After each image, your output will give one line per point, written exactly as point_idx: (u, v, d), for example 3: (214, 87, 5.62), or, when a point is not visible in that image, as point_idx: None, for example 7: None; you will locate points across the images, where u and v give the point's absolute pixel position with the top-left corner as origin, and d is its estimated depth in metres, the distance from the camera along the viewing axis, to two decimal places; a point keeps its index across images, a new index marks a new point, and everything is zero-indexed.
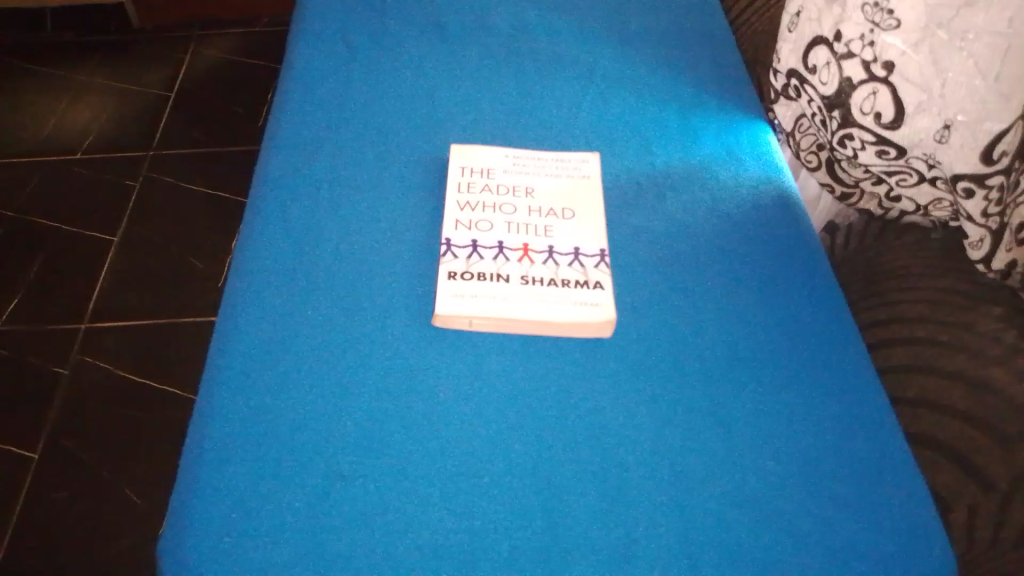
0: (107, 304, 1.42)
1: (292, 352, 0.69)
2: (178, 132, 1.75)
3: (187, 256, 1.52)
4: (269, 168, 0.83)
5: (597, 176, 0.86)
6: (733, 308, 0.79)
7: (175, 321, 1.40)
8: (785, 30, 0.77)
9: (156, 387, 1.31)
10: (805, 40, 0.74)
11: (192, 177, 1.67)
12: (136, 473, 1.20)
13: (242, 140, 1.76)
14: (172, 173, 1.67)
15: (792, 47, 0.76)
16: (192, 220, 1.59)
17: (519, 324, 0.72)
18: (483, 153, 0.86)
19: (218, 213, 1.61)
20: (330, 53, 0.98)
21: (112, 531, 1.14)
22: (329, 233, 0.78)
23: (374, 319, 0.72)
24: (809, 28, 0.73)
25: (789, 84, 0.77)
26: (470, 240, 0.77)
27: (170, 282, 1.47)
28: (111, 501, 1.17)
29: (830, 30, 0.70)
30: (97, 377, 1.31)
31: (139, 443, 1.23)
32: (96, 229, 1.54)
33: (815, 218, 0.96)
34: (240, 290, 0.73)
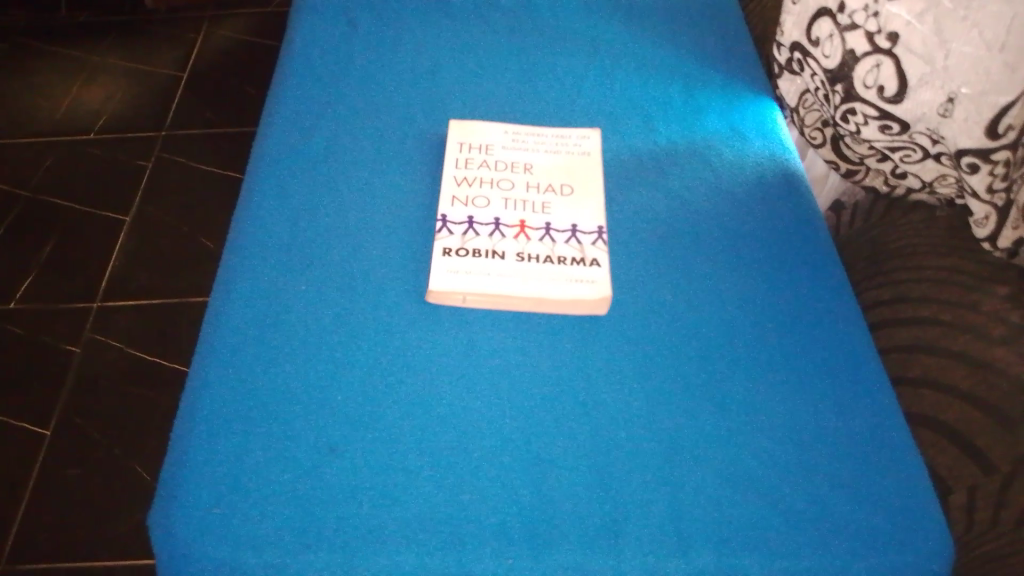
0: (117, 282, 1.43)
1: (286, 326, 0.69)
2: (188, 112, 1.75)
3: (196, 235, 1.52)
4: (267, 142, 0.83)
5: (597, 153, 0.84)
6: (734, 287, 0.77)
7: (183, 300, 1.41)
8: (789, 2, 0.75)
9: (165, 365, 1.32)
10: (809, 12, 0.71)
11: (201, 157, 1.67)
12: (144, 449, 1.21)
13: (252, 120, 1.76)
14: (182, 153, 1.67)
15: (796, 19, 0.74)
16: (200, 200, 1.59)
17: (513, 301, 0.71)
18: (482, 128, 0.84)
19: (227, 193, 1.61)
20: (331, 27, 0.97)
21: (122, 506, 1.15)
22: (325, 208, 0.77)
23: (368, 294, 0.71)
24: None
25: (793, 58, 0.75)
26: (465, 216, 0.76)
27: (180, 261, 1.47)
28: (121, 476, 1.18)
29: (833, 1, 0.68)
30: (107, 354, 1.32)
31: (149, 420, 1.25)
32: (107, 208, 1.55)
33: (821, 198, 0.94)
34: (235, 264, 0.73)
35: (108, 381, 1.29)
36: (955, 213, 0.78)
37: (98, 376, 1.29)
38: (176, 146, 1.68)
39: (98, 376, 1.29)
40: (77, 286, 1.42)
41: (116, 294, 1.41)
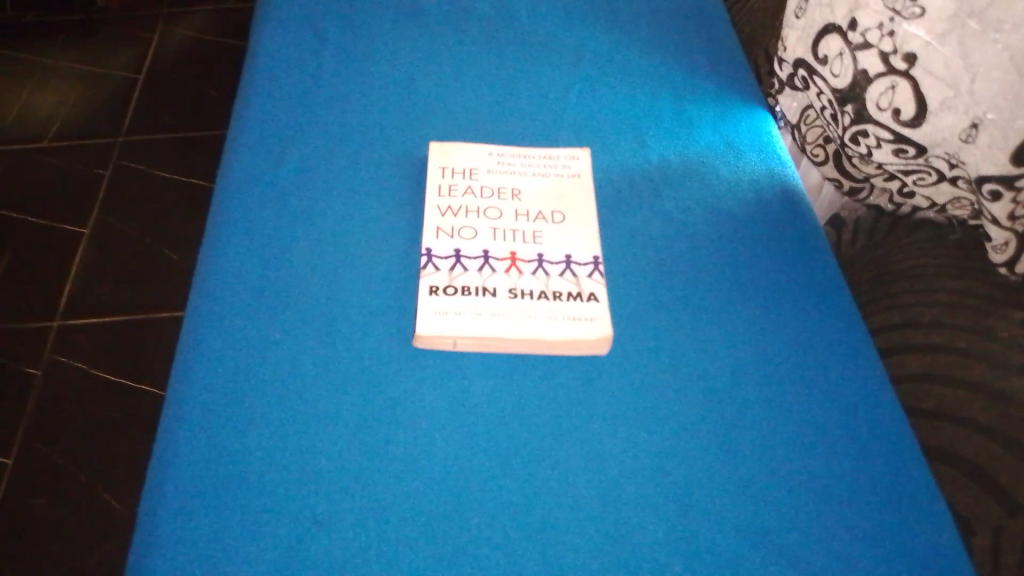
0: (79, 301, 1.35)
1: (259, 374, 0.62)
2: (147, 118, 1.67)
3: (161, 248, 1.45)
4: (234, 169, 0.77)
5: (588, 175, 0.79)
6: (738, 316, 0.73)
7: (150, 317, 1.34)
8: (791, 16, 0.71)
9: (130, 388, 1.25)
10: (815, 28, 0.67)
11: (161, 166, 1.59)
12: (111, 479, 1.14)
13: (214, 124, 1.68)
14: (142, 161, 1.59)
15: (800, 34, 0.69)
16: (162, 212, 1.51)
17: (507, 343, 0.65)
18: (465, 151, 0.79)
19: (190, 204, 1.53)
20: (299, 41, 0.91)
21: (93, 541, 1.09)
22: (299, 240, 0.71)
23: (348, 335, 0.65)
24: (820, 14, 0.67)
25: (795, 75, 0.71)
26: (452, 249, 0.70)
27: (147, 276, 1.40)
28: (90, 508, 1.12)
29: (844, 17, 0.64)
30: (69, 378, 1.25)
31: (118, 447, 1.18)
32: (66, 221, 1.47)
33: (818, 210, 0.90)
34: (200, 308, 0.66)
35: (70, 405, 1.22)
36: (967, 234, 0.75)
37: (59, 401, 1.22)
38: (135, 155, 1.60)
39: (59, 401, 1.22)
40: (36, 304, 1.34)
41: (78, 313, 1.33)
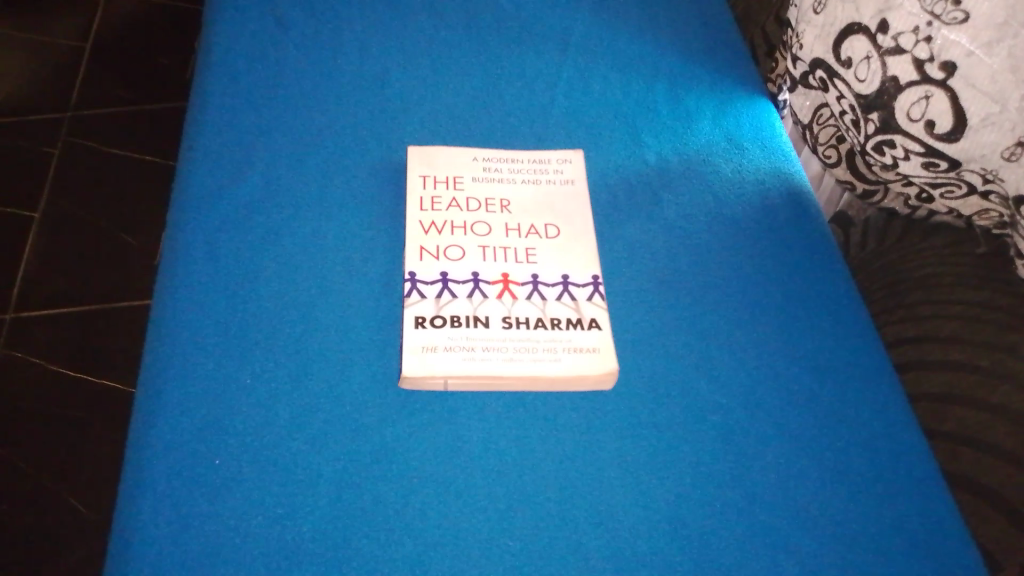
0: (32, 291, 1.23)
1: (230, 426, 0.55)
2: (96, 89, 1.53)
3: (117, 230, 1.33)
4: (190, 183, 0.68)
5: (582, 181, 0.73)
6: (749, 334, 0.67)
7: (110, 305, 1.23)
8: (810, 10, 0.64)
9: (90, 380, 1.14)
10: (837, 26, 0.61)
11: (112, 142, 1.46)
12: (80, 478, 1.06)
13: (170, 94, 1.56)
14: (94, 136, 1.46)
15: (819, 32, 0.63)
16: (116, 192, 1.38)
17: (503, 381, 0.59)
18: (448, 157, 0.72)
19: (148, 181, 1.41)
20: (257, 31, 0.82)
21: (57, 550, 1.00)
22: (268, 265, 0.64)
23: (328, 376, 0.58)
24: (843, 11, 0.60)
25: (812, 75, 0.65)
26: (438, 273, 0.64)
27: (104, 263, 1.28)
28: (52, 512, 1.02)
29: (872, 17, 0.57)
30: (22, 369, 1.14)
31: (81, 446, 1.08)
32: (14, 205, 1.34)
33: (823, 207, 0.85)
34: (157, 350, 0.58)
35: (24, 398, 1.11)
36: (995, 247, 0.69)
37: (12, 392, 1.12)
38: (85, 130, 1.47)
39: (12, 393, 1.11)
40: None
41: (23, 305, 1.22)
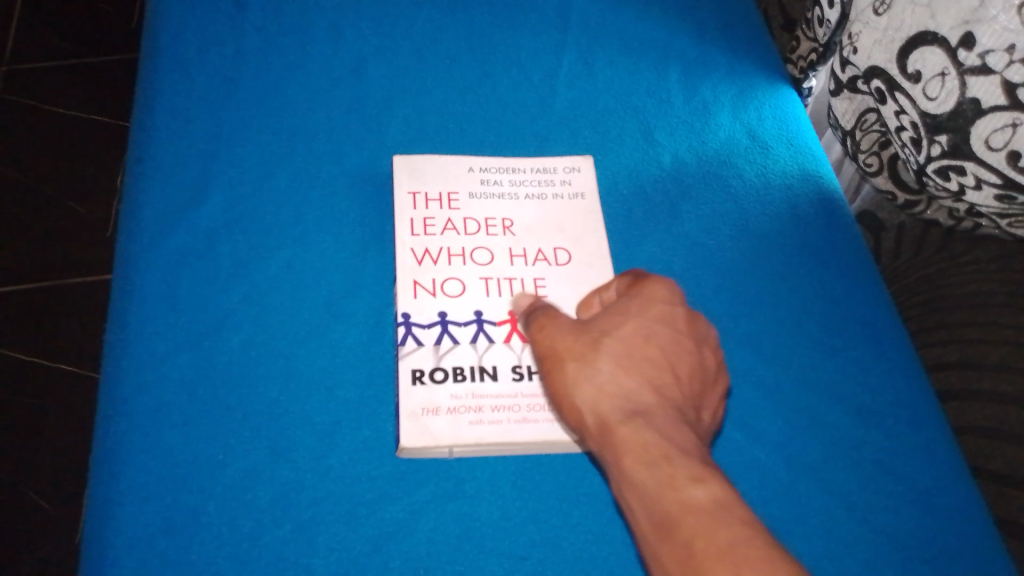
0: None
1: (203, 516, 0.48)
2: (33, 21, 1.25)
3: (63, 197, 1.09)
4: (141, 207, 0.59)
5: (592, 194, 0.64)
6: (786, 368, 0.60)
7: (60, 282, 1.01)
8: (870, 10, 0.56)
9: (44, 364, 0.95)
10: (904, 33, 0.52)
11: (54, 88, 1.19)
12: (44, 473, 0.88)
13: (119, 27, 1.28)
14: (34, 82, 1.19)
15: (878, 36, 0.55)
16: (60, 152, 1.13)
17: (517, 446, 0.52)
18: (439, 167, 0.63)
19: (98, 138, 1.16)
20: (211, 13, 0.71)
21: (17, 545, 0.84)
22: (236, 310, 0.55)
23: (311, 448, 0.51)
24: (914, 16, 0.52)
25: (866, 83, 0.57)
26: (435, 313, 0.56)
27: (50, 237, 1.05)
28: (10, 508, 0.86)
29: (954, 28, 0.49)
30: None
31: (40, 435, 0.90)
32: None
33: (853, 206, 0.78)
34: (115, 426, 0.50)
35: None
36: None
37: None
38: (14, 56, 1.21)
39: None
40: None
41: None
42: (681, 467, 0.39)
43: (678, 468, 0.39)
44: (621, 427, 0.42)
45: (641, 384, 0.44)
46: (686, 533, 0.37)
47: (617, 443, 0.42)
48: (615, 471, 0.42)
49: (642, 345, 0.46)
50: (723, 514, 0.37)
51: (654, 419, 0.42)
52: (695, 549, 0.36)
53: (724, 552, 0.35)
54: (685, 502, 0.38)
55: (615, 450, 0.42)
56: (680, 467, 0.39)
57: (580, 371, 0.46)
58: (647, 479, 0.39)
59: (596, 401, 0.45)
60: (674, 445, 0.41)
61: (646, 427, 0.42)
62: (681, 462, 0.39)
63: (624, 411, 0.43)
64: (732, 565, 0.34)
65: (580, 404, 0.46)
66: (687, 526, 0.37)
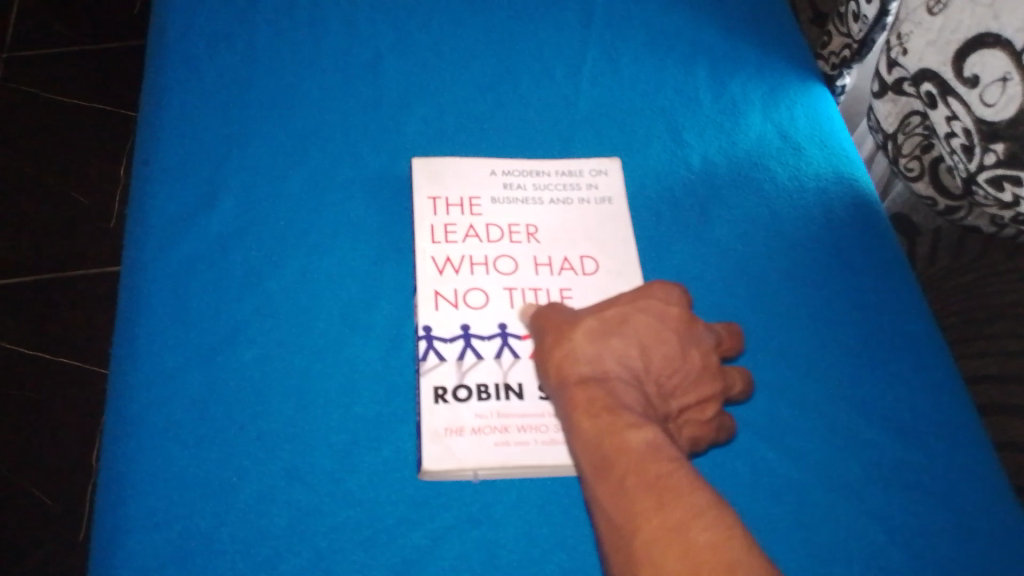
0: None
1: (215, 544, 0.45)
2: (37, 7, 1.22)
3: (67, 187, 1.06)
4: (150, 213, 0.57)
5: (620, 198, 0.62)
6: (822, 383, 0.57)
7: (61, 274, 0.98)
8: (928, 12, 0.54)
9: (43, 359, 0.92)
10: (963, 35, 0.50)
11: (59, 75, 1.16)
12: (46, 468, 0.85)
13: (125, 15, 1.24)
14: (38, 70, 1.16)
15: (934, 39, 0.53)
16: (65, 141, 1.10)
17: (545, 467, 0.49)
18: (461, 170, 0.60)
19: (103, 126, 1.12)
20: (221, 7, 0.68)
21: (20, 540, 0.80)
22: (249, 323, 0.53)
23: (329, 470, 0.48)
24: (975, 18, 0.50)
25: (918, 87, 0.55)
26: (458, 326, 0.54)
27: (53, 226, 1.02)
28: (11, 502, 0.82)
29: (1019, 30, 0.46)
30: None
31: (42, 430, 0.87)
32: None
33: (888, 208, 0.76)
34: (124, 446, 0.48)
35: None
36: None
37: None
38: (17, 45, 1.18)
39: None
40: None
41: None
42: (622, 416, 0.38)
43: (622, 419, 0.38)
44: (576, 383, 0.41)
45: (608, 351, 0.43)
46: (621, 470, 0.36)
47: (571, 397, 0.41)
48: (566, 425, 0.41)
49: (617, 322, 0.45)
50: (655, 456, 0.36)
51: (610, 381, 0.41)
52: (627, 482, 0.35)
53: (652, 482, 0.34)
54: (622, 445, 0.37)
55: (567, 405, 0.41)
56: (623, 417, 0.38)
57: (554, 335, 0.45)
58: (589, 426, 0.39)
59: (557, 365, 0.43)
60: (623, 402, 0.40)
61: (599, 384, 0.41)
62: (624, 413, 0.38)
63: (582, 373, 0.42)
64: (654, 494, 0.34)
65: (545, 370, 0.44)
66: (620, 465, 0.36)
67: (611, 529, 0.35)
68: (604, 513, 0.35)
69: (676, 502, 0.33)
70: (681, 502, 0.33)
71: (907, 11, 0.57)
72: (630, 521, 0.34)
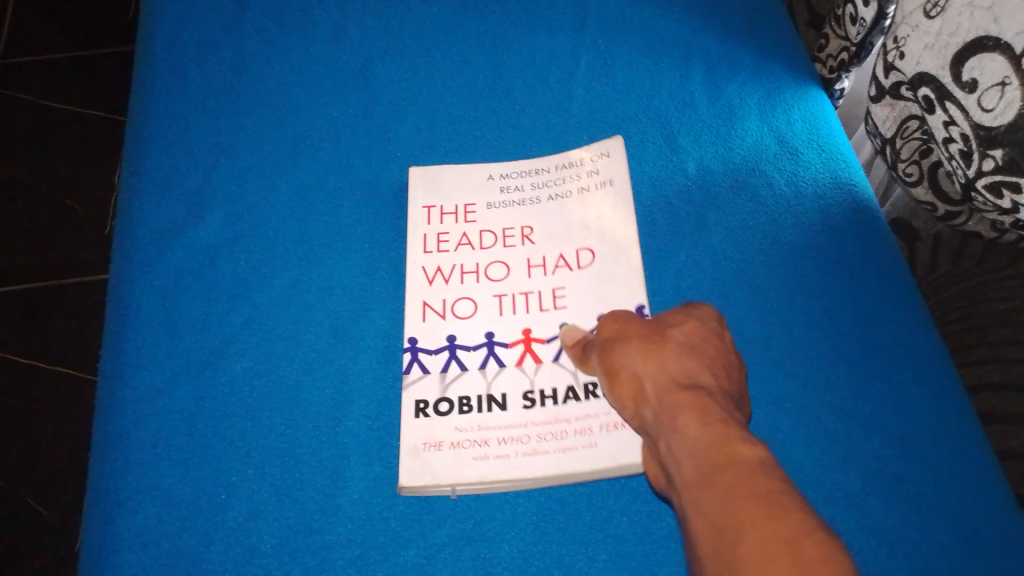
0: None
1: (203, 562, 0.45)
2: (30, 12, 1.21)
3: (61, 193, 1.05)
4: (140, 226, 0.56)
5: (621, 179, 0.61)
6: (822, 391, 0.56)
7: (58, 282, 0.97)
8: (925, 15, 0.53)
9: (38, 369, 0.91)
10: (960, 38, 0.49)
11: (54, 80, 1.15)
12: (40, 478, 0.84)
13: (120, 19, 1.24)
14: (33, 76, 1.15)
15: (932, 41, 0.52)
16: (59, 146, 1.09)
17: (526, 479, 0.48)
18: (452, 177, 0.60)
19: (97, 131, 1.12)
20: (209, 16, 0.67)
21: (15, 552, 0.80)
22: (237, 337, 0.52)
23: (320, 486, 0.47)
24: (973, 21, 0.48)
25: (917, 91, 0.54)
26: (444, 338, 0.54)
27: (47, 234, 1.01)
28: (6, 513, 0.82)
29: (1019, 34, 0.44)
30: None
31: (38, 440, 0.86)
32: None
33: (890, 215, 0.75)
34: (113, 462, 0.47)
35: None
36: None
37: None
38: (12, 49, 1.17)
39: None
40: None
41: None
42: (733, 429, 0.38)
43: (733, 431, 0.38)
44: (680, 396, 0.42)
45: (702, 371, 0.45)
46: (729, 475, 0.35)
47: (677, 408, 0.42)
48: (668, 432, 0.41)
49: (706, 354, 0.47)
50: (766, 469, 0.36)
51: (715, 399, 0.42)
52: (736, 488, 0.35)
53: (760, 493, 0.34)
54: (733, 453, 0.37)
55: (671, 414, 0.42)
56: (733, 430, 0.38)
57: (653, 356, 0.47)
58: (699, 434, 0.39)
59: (659, 381, 0.45)
60: (728, 418, 0.40)
61: (702, 399, 0.42)
62: (735, 429, 0.39)
63: (687, 388, 0.43)
64: (764, 503, 0.33)
65: (643, 385, 0.45)
66: (731, 470, 0.36)
67: (712, 530, 0.34)
68: (707, 513, 0.35)
69: (784, 515, 0.32)
70: (788, 515, 0.32)
71: (905, 13, 0.56)
72: (734, 523, 0.33)
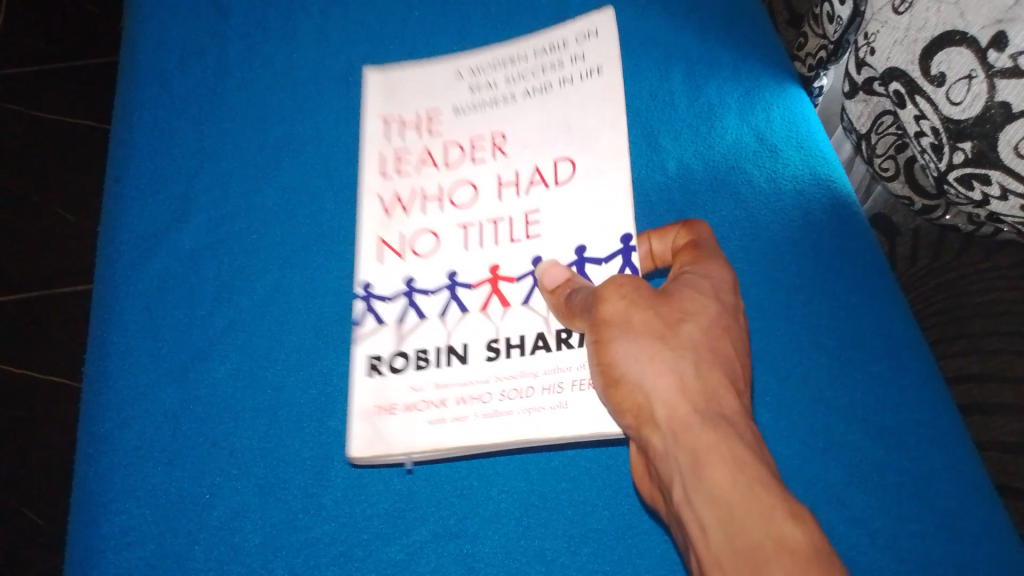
0: None
1: (189, 561, 0.46)
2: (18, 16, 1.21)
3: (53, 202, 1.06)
4: (123, 232, 0.57)
5: (611, 67, 0.56)
6: (803, 386, 0.57)
7: (53, 291, 0.99)
8: (891, 10, 0.53)
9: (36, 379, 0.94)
10: (927, 33, 0.50)
11: (44, 83, 1.15)
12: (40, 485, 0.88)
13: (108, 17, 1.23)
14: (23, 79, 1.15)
15: (901, 36, 0.53)
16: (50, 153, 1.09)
17: (481, 439, 0.47)
18: (420, 90, 0.60)
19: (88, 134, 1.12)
20: (190, 21, 0.68)
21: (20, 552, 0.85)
22: (220, 340, 0.52)
23: (303, 485, 0.48)
24: (938, 15, 0.49)
25: (888, 86, 0.55)
26: (401, 280, 0.53)
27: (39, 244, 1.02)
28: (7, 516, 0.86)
29: (985, 28, 0.45)
30: None
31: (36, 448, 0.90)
32: None
33: (870, 208, 0.76)
34: (99, 465, 0.49)
35: None
36: None
37: None
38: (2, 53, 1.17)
39: None
40: None
41: None
42: (771, 495, 0.39)
43: (774, 498, 0.39)
44: (707, 435, 0.41)
45: (723, 391, 0.43)
46: (772, 561, 0.37)
47: (705, 450, 0.40)
48: (691, 472, 0.40)
49: (719, 339, 0.45)
50: (812, 553, 0.37)
51: (741, 434, 0.42)
52: None
53: None
54: (779, 535, 0.37)
55: (696, 453, 0.41)
56: (772, 496, 0.39)
57: (667, 357, 0.43)
58: (739, 500, 0.39)
59: (680, 401, 0.42)
60: (757, 463, 0.40)
61: (732, 440, 0.41)
62: (771, 489, 0.39)
63: (715, 422, 0.41)
64: None
65: (656, 396, 0.43)
66: (777, 557, 0.37)
67: None
68: None
69: None
70: None
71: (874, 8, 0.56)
72: None
